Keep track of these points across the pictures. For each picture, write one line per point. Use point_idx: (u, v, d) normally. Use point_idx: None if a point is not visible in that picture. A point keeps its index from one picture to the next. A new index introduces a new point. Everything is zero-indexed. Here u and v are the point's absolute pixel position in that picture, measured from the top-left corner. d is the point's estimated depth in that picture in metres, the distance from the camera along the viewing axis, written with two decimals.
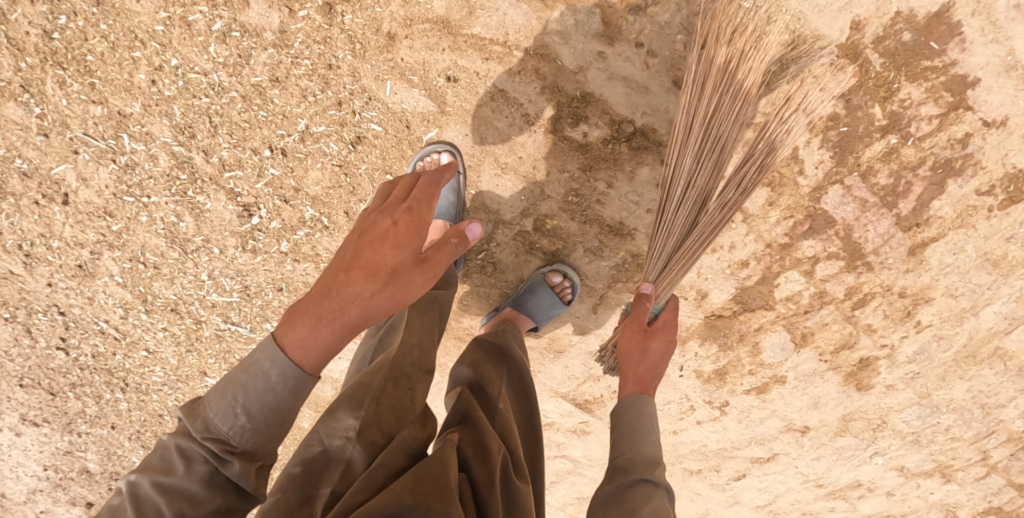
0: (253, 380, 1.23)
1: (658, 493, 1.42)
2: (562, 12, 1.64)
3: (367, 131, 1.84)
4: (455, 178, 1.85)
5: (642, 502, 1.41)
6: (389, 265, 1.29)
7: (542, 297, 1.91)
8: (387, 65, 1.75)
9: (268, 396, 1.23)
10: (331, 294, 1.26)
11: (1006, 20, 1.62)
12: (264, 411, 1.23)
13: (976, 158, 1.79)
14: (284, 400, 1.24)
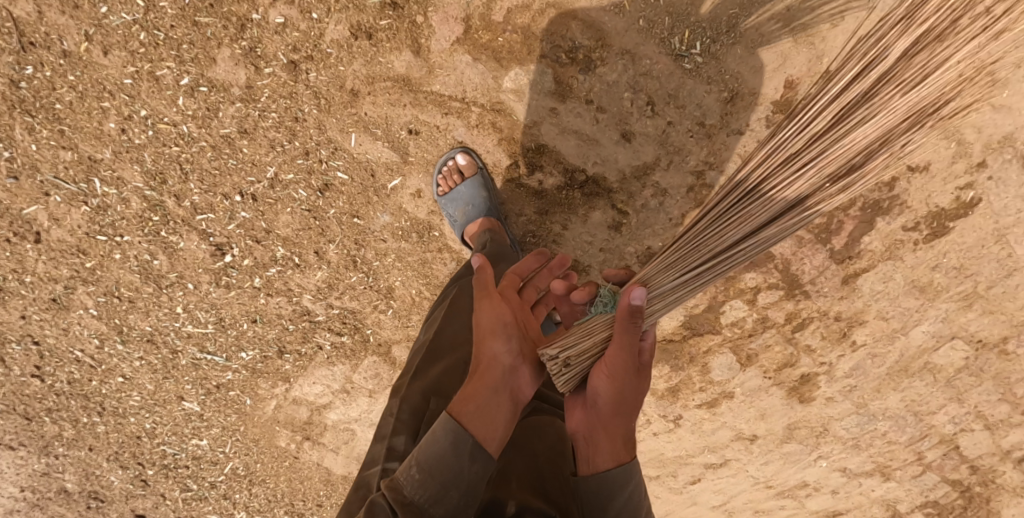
0: (424, 446, 1.30)
1: None
2: (516, 72, 1.74)
3: (334, 179, 1.93)
4: (480, 173, 1.85)
5: None
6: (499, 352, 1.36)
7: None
8: (351, 119, 1.84)
9: (434, 448, 1.29)
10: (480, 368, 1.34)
11: None
12: (433, 464, 1.28)
13: (903, 200, 2.00)
14: (447, 456, 1.28)
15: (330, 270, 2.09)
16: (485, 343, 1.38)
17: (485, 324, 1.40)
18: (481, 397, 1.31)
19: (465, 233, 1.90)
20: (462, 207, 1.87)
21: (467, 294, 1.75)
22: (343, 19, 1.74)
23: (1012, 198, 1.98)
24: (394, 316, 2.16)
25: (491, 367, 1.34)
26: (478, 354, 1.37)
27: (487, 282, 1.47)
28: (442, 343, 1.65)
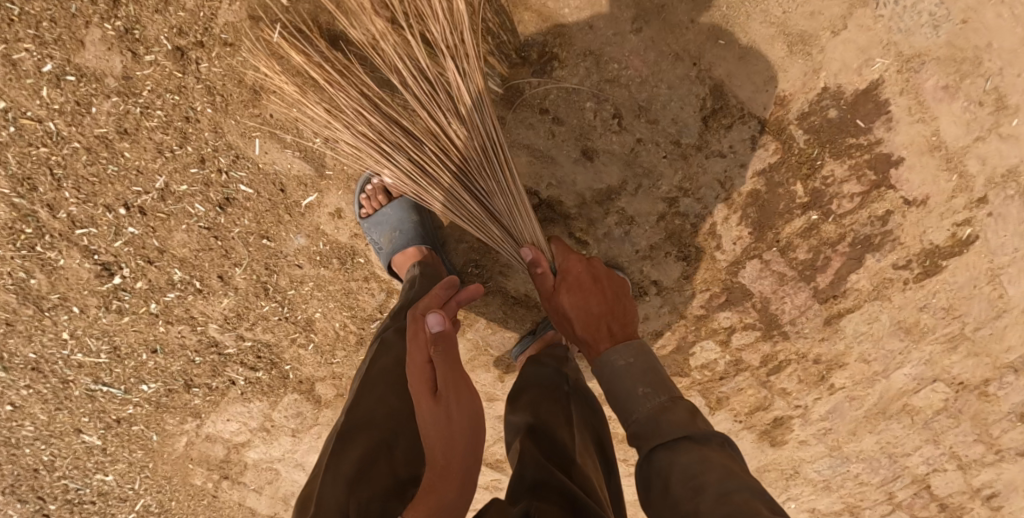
0: None
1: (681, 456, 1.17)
2: (454, 72, 1.44)
3: (236, 193, 1.61)
4: (411, 194, 1.58)
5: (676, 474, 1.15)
6: (467, 446, 1.18)
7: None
8: (255, 121, 1.51)
9: None
10: (449, 470, 1.17)
11: (933, 101, 1.53)
12: None
13: (895, 235, 1.73)
14: None
15: (238, 297, 1.78)
16: (448, 440, 1.16)
17: (445, 417, 1.17)
18: (450, 503, 1.18)
19: (392, 264, 1.59)
20: (388, 232, 1.57)
21: (386, 353, 1.41)
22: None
23: (1009, 236, 1.76)
24: (315, 352, 1.85)
25: (459, 465, 1.18)
26: (440, 462, 1.17)
27: (460, 370, 1.19)
28: (355, 423, 1.29)
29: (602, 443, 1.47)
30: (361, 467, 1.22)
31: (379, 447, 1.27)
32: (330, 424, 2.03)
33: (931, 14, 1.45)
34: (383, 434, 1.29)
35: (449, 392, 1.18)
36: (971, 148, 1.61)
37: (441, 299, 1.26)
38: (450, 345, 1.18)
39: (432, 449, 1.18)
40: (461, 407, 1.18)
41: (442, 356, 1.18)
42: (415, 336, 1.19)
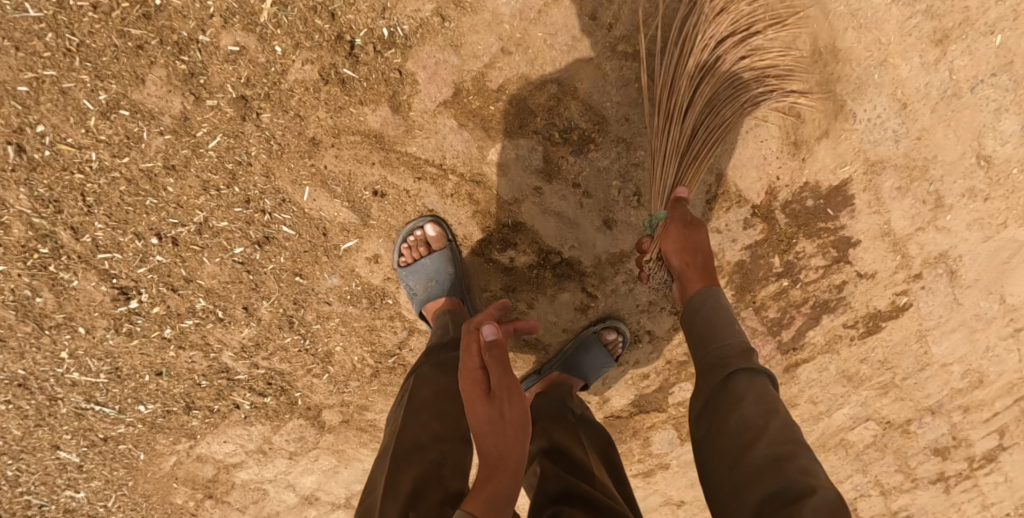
0: None
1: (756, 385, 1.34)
2: (504, 144, 1.59)
3: (277, 232, 1.70)
4: (448, 246, 1.71)
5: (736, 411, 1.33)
6: (517, 437, 1.39)
7: (596, 358, 1.84)
8: (308, 171, 1.62)
9: None
10: (502, 461, 1.37)
11: (889, 198, 1.85)
12: None
13: (847, 300, 2.05)
14: None
15: (259, 327, 1.85)
16: (498, 431, 1.39)
17: (495, 410, 1.40)
18: (505, 492, 1.33)
19: (424, 310, 1.77)
20: (424, 281, 1.73)
21: (424, 384, 1.58)
22: (313, 58, 1.50)
23: (937, 306, 2.14)
24: (329, 380, 1.95)
25: (510, 455, 1.38)
26: (493, 453, 1.38)
27: (507, 369, 1.42)
28: (405, 445, 1.46)
29: (610, 459, 1.65)
30: (417, 483, 1.38)
31: (429, 467, 1.42)
32: (330, 449, 2.09)
33: (895, 131, 1.74)
34: (430, 455, 1.44)
35: (501, 388, 1.41)
36: (913, 235, 1.95)
37: (497, 314, 1.51)
38: (499, 350, 1.43)
39: (484, 441, 1.39)
40: (511, 401, 1.40)
41: (494, 358, 1.42)
42: (469, 347, 1.46)
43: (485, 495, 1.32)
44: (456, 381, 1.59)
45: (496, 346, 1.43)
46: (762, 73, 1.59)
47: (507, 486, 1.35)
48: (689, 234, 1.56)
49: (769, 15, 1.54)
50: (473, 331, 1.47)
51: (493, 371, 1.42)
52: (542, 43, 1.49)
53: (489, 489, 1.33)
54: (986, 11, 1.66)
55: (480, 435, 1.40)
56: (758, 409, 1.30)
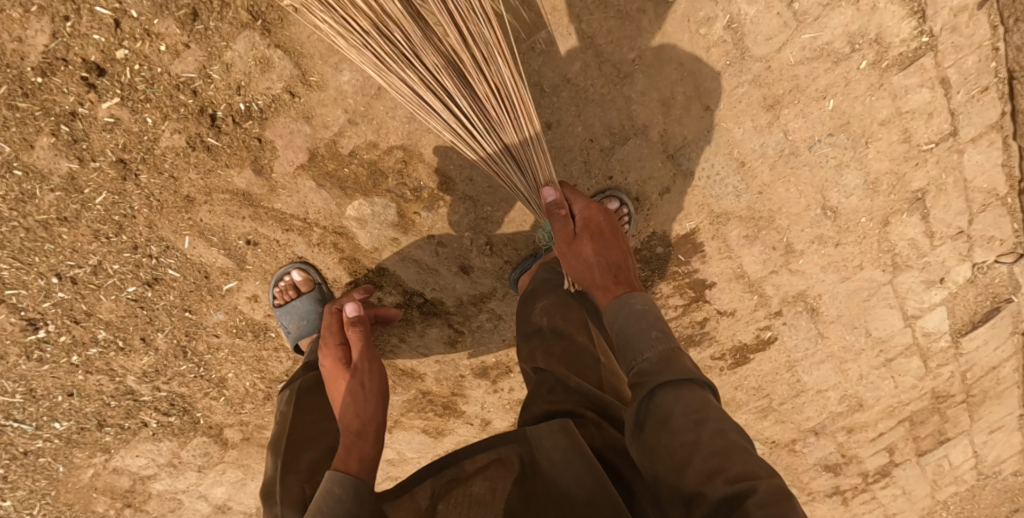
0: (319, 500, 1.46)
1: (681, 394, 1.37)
2: (360, 202, 1.76)
3: (164, 274, 1.87)
4: (317, 287, 1.86)
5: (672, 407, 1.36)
6: (376, 400, 1.71)
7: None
8: (186, 223, 1.78)
9: (338, 506, 1.44)
10: (364, 422, 1.65)
11: (737, 245, 1.99)
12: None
13: (711, 334, 2.19)
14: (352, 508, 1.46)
15: (157, 356, 2.02)
16: (360, 396, 1.70)
17: (356, 379, 1.72)
18: (371, 447, 1.60)
19: (298, 344, 1.92)
20: (297, 319, 1.87)
21: (302, 396, 1.82)
22: (180, 128, 1.65)
23: (801, 339, 2.28)
24: (225, 402, 2.12)
25: (372, 415, 1.67)
26: (357, 415, 1.66)
27: (366, 343, 1.75)
28: (297, 436, 1.76)
29: (571, 385, 1.59)
30: (314, 462, 1.70)
31: (322, 451, 1.73)
32: (235, 463, 2.27)
33: (735, 187, 1.88)
34: (324, 442, 1.76)
35: (364, 358, 1.74)
36: (767, 277, 2.08)
37: (355, 293, 1.83)
38: (361, 325, 1.76)
39: (349, 407, 1.69)
40: (371, 368, 1.73)
41: (354, 331, 1.74)
42: (334, 325, 1.80)
43: (355, 452, 1.58)
44: None
45: (359, 324, 1.76)
46: (597, 137, 1.72)
47: (376, 443, 1.62)
48: (593, 233, 1.65)
49: (595, 86, 1.66)
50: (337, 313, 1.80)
51: (357, 340, 1.74)
52: (384, 114, 1.65)
53: (357, 446, 1.59)
54: (816, 78, 1.79)
55: (342, 403, 1.70)
56: (687, 425, 1.33)
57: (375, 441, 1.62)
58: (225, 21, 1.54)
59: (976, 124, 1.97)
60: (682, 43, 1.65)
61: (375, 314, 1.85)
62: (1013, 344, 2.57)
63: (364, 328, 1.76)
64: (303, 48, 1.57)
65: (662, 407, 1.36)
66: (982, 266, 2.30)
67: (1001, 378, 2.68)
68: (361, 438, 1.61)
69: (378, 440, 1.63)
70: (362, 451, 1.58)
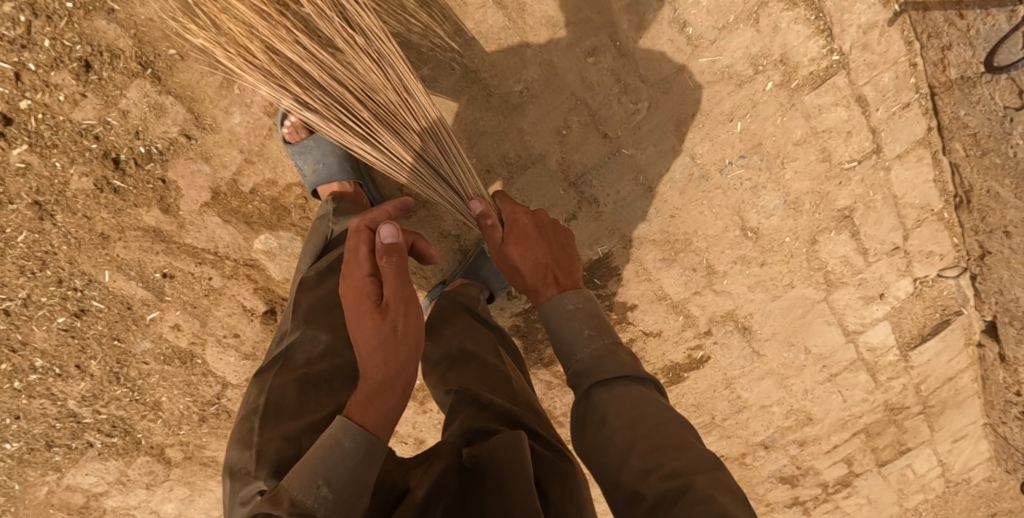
0: (326, 450, 1.27)
1: (618, 392, 1.34)
2: (266, 236, 1.80)
3: (90, 305, 1.94)
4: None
5: (610, 409, 1.33)
6: (404, 342, 1.38)
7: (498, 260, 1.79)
8: (105, 258, 1.85)
9: (347, 462, 1.27)
10: (388, 367, 1.36)
11: (654, 268, 1.98)
12: (348, 479, 1.26)
13: (640, 355, 2.18)
14: (362, 469, 1.28)
15: (94, 381, 2.10)
16: (387, 339, 1.37)
17: (380, 317, 1.36)
18: (387, 390, 1.35)
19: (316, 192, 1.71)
20: (312, 163, 1.67)
21: (305, 295, 1.57)
22: (87, 171, 1.71)
23: (735, 358, 2.25)
24: (163, 423, 2.20)
25: (398, 362, 1.37)
26: (378, 362, 1.36)
27: (402, 281, 1.37)
28: (288, 355, 1.51)
29: (485, 403, 1.48)
30: (303, 390, 1.46)
31: (311, 379, 1.48)
32: (181, 480, 2.36)
33: (645, 212, 1.87)
34: (318, 370, 1.50)
35: (392, 299, 1.37)
36: (691, 298, 2.06)
37: (378, 209, 1.47)
38: (392, 250, 1.37)
39: (366, 348, 1.36)
40: (403, 305, 1.38)
41: (388, 257, 1.37)
42: (358, 253, 1.40)
43: (365, 397, 1.34)
44: (340, 287, 1.61)
45: (387, 254, 1.37)
46: (494, 167, 1.74)
47: (393, 394, 1.36)
48: (520, 235, 1.55)
49: (484, 119, 1.68)
50: (363, 226, 1.43)
51: (392, 268, 1.37)
52: (279, 153, 1.68)
53: (370, 397, 1.34)
54: (720, 101, 1.76)
55: (366, 347, 1.36)
56: (623, 420, 1.29)
57: (395, 386, 1.36)
58: (116, 70, 1.58)
59: (901, 140, 1.90)
60: (572, 73, 1.66)
61: (413, 237, 1.47)
62: (968, 355, 2.52)
63: (394, 254, 1.38)
64: (194, 93, 1.60)
65: (600, 408, 1.34)
66: (925, 281, 2.23)
67: (960, 388, 2.62)
68: (374, 388, 1.35)
69: (406, 384, 1.38)
70: (371, 396, 1.34)
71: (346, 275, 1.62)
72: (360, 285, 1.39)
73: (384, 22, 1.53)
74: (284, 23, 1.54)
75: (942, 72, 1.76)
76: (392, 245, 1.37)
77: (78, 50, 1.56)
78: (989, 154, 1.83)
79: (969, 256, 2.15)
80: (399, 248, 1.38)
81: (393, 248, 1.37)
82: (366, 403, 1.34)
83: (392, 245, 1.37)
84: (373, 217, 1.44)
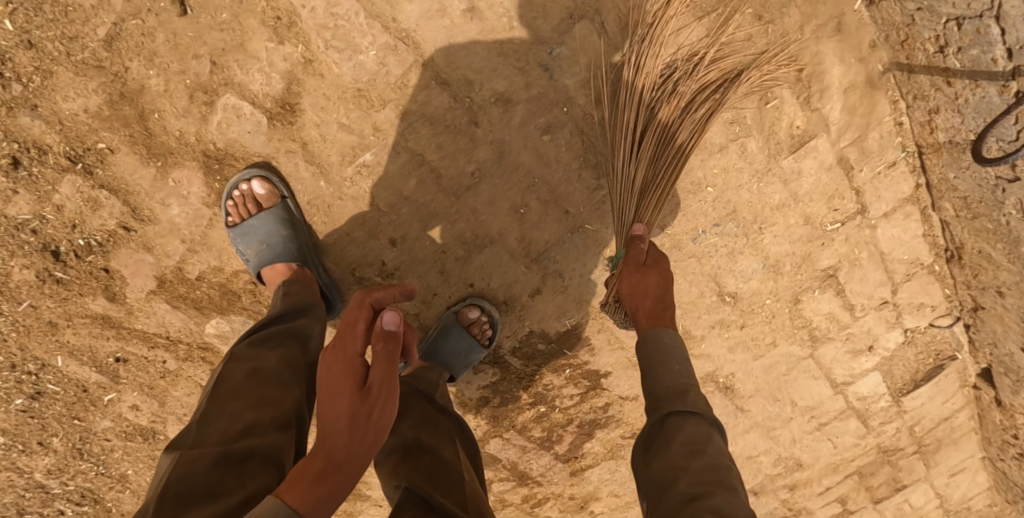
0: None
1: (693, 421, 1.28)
2: (217, 320, 1.72)
3: (46, 388, 1.88)
4: (282, 204, 1.52)
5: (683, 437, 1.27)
6: (375, 437, 1.17)
7: (457, 341, 1.69)
8: (55, 344, 1.79)
9: None
10: (348, 454, 1.15)
11: (626, 336, 1.86)
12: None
13: (618, 417, 2.02)
14: None
15: (58, 456, 2.02)
16: (355, 431, 1.15)
17: (357, 405, 1.16)
18: (331, 479, 1.13)
19: (261, 275, 1.56)
20: (256, 243, 1.52)
21: (236, 366, 1.35)
22: (27, 263, 1.64)
23: (717, 415, 2.16)
24: (131, 494, 2.13)
25: (360, 453, 1.16)
26: (338, 447, 1.14)
27: (394, 369, 1.20)
28: (206, 425, 1.27)
29: (434, 505, 1.31)
30: (215, 467, 1.20)
31: (229, 453, 1.22)
32: None
33: None
34: (238, 444, 1.24)
35: (375, 389, 1.18)
36: None
37: (375, 291, 1.25)
38: (385, 334, 1.18)
39: (328, 431, 1.15)
40: (383, 398, 1.18)
41: (384, 340, 1.18)
42: (352, 327, 1.20)
43: (298, 475, 1.13)
44: (277, 358, 1.38)
45: (385, 338, 1.18)
46: (450, 248, 1.63)
47: (331, 481, 1.13)
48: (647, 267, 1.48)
49: (435, 201, 1.56)
50: (359, 301, 1.21)
51: (388, 355, 1.19)
52: (223, 242, 1.61)
53: (306, 480, 1.12)
54: (691, 170, 1.69)
55: (329, 427, 1.15)
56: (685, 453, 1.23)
57: (340, 475, 1.14)
58: (47, 165, 1.51)
59: (887, 199, 1.78)
60: (526, 150, 1.53)
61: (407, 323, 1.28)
62: (962, 396, 2.17)
63: (390, 339, 1.19)
64: (129, 185, 1.52)
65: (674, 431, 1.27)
66: (916, 331, 2.04)
67: (957, 426, 2.25)
68: (309, 469, 1.13)
69: (349, 470, 1.15)
70: (311, 481, 1.12)
71: (285, 344, 1.41)
72: (343, 360, 1.19)
73: (320, 113, 1.44)
74: (214, 113, 1.43)
75: (930, 133, 1.63)
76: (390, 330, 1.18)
77: (6, 147, 1.48)
78: (981, 218, 1.70)
79: (963, 306, 1.96)
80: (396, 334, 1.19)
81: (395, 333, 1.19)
82: (296, 485, 1.12)
83: (392, 332, 1.19)
84: (370, 294, 1.23)
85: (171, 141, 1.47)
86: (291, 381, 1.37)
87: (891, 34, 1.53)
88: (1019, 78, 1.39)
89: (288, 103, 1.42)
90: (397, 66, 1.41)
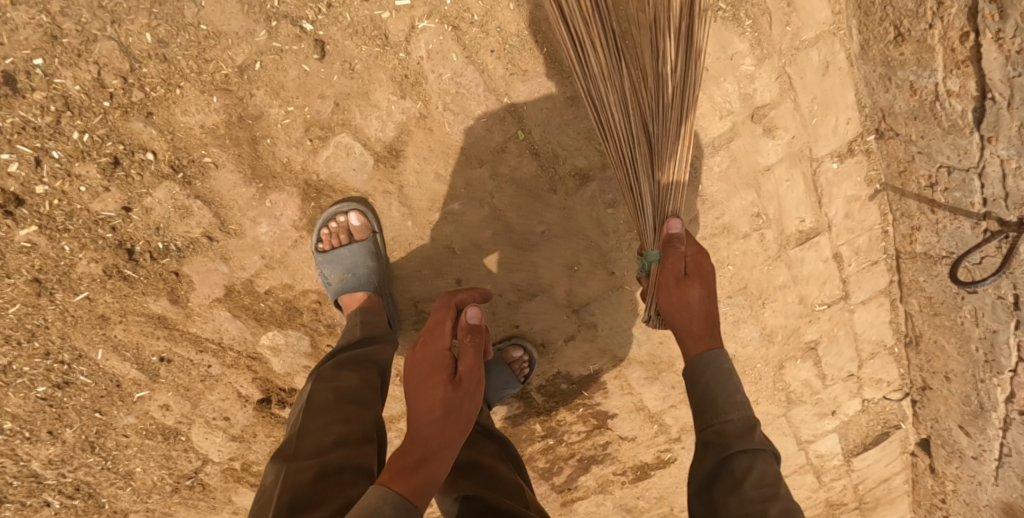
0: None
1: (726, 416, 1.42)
2: (274, 332, 1.81)
3: (76, 379, 1.81)
4: (371, 238, 1.69)
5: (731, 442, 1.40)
6: (463, 424, 1.36)
7: (498, 377, 1.86)
8: (99, 338, 1.78)
9: None
10: (438, 440, 1.33)
11: (638, 385, 2.05)
12: None
13: (613, 456, 2.18)
14: None
15: (64, 447, 1.88)
16: (448, 420, 1.34)
17: (452, 394, 1.35)
18: (427, 465, 1.31)
19: (338, 299, 1.71)
20: (340, 270, 1.68)
21: (321, 386, 1.48)
22: (97, 258, 1.66)
23: None
24: (132, 492, 1.98)
25: (450, 440, 1.35)
26: (432, 435, 1.33)
27: (479, 363, 1.40)
28: (303, 439, 1.39)
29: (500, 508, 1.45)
30: (315, 477, 1.32)
31: (327, 463, 1.35)
32: None
33: (638, 337, 1.95)
34: (332, 456, 1.36)
35: (467, 380, 1.37)
36: (667, 411, 2.11)
37: (460, 292, 1.48)
38: (471, 329, 1.40)
39: (424, 422, 1.34)
40: (474, 388, 1.38)
41: (472, 334, 1.40)
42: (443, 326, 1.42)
43: (397, 465, 1.31)
44: (358, 378, 1.51)
45: (473, 333, 1.40)
46: (505, 292, 1.81)
47: (428, 467, 1.31)
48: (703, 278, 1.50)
49: (503, 251, 1.74)
50: (448, 301, 1.45)
51: (478, 347, 1.40)
52: (300, 263, 1.74)
53: (406, 469, 1.30)
54: (717, 250, 1.95)
55: (424, 418, 1.34)
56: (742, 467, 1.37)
57: (434, 462, 1.32)
58: (146, 171, 1.59)
59: (867, 289, 2.10)
60: (590, 218, 1.73)
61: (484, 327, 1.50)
62: (901, 461, 2.52)
63: (478, 335, 1.41)
64: (224, 200, 1.64)
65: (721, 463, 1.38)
66: (871, 401, 2.37)
67: (893, 487, 2.59)
68: (408, 458, 1.31)
69: (441, 458, 1.33)
70: (412, 469, 1.30)
71: (362, 366, 1.54)
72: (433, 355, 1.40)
73: (418, 163, 1.63)
74: (325, 147, 1.60)
75: (909, 244, 1.96)
76: (477, 326, 1.40)
77: (109, 147, 1.56)
78: (940, 315, 2.03)
79: (912, 385, 2.31)
80: (480, 331, 1.42)
81: (480, 328, 1.41)
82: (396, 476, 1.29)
83: (478, 329, 1.41)
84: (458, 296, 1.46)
85: (276, 166, 1.61)
86: (370, 399, 1.50)
87: (892, 163, 1.85)
88: (988, 220, 1.71)
89: (394, 149, 1.61)
90: (499, 133, 1.62)
